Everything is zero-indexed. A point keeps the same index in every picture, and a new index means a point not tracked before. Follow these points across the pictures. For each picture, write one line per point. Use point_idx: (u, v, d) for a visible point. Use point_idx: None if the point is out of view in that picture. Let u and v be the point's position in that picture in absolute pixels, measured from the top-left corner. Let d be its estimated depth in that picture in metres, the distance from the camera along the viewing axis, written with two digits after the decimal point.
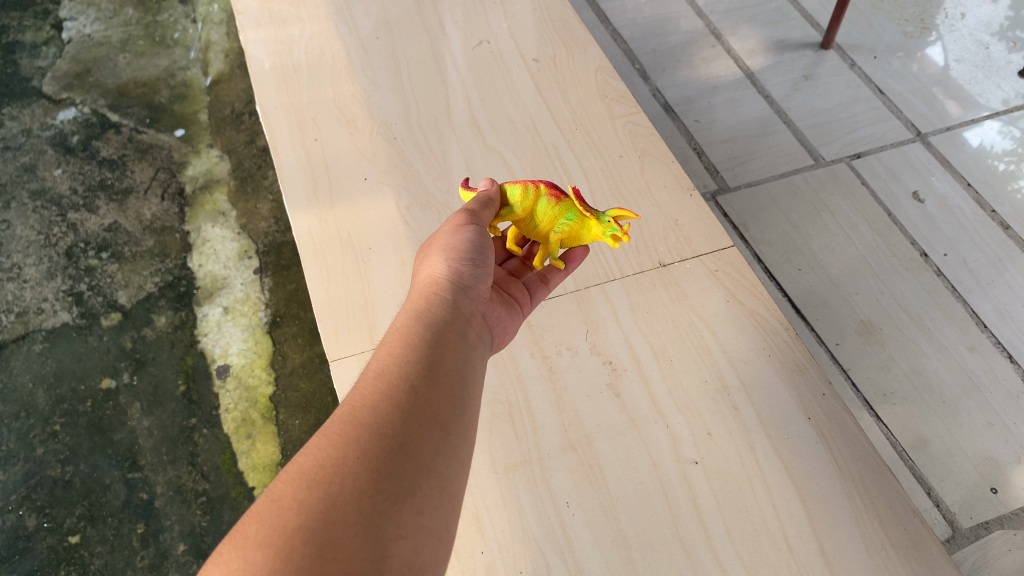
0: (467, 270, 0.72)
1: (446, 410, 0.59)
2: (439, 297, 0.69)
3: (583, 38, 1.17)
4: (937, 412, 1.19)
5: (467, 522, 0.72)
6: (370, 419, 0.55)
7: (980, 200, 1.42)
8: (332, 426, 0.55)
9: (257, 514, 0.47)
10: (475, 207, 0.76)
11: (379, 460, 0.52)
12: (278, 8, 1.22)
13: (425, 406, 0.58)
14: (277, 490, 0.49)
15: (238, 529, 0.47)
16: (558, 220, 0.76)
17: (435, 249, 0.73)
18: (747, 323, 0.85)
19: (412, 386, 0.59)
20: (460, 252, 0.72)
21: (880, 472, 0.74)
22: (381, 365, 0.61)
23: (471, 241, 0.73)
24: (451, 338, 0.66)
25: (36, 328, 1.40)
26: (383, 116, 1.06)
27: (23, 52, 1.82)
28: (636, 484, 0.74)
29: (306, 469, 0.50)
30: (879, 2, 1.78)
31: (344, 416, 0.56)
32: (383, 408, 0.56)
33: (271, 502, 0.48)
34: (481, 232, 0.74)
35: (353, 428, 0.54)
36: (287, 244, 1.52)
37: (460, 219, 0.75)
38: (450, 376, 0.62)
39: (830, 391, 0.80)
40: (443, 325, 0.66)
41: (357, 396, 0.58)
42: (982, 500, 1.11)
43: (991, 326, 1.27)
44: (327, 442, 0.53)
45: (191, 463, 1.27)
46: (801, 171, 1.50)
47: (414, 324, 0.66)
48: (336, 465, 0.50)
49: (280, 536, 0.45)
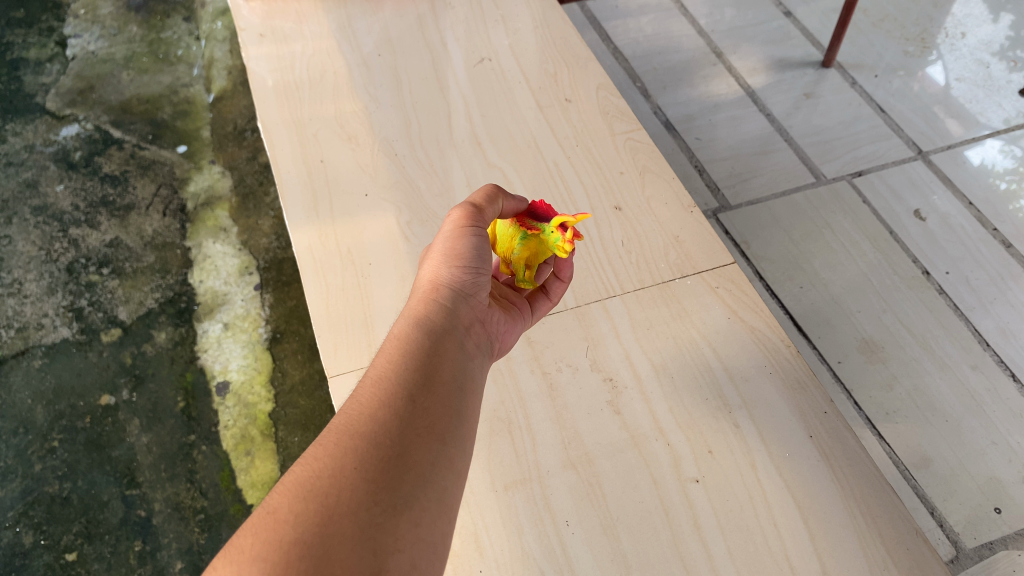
0: (467, 279, 0.71)
1: (444, 420, 0.58)
2: (438, 303, 0.68)
3: (584, 55, 1.17)
4: (940, 431, 1.18)
5: (465, 541, 0.71)
6: (367, 429, 0.54)
7: (982, 219, 1.42)
8: (328, 435, 0.54)
9: (252, 527, 0.47)
10: (479, 205, 0.73)
11: (376, 471, 0.52)
12: (280, 25, 1.23)
13: (422, 416, 0.57)
14: (273, 502, 0.49)
15: (234, 543, 0.47)
16: (513, 240, 0.80)
17: (436, 255, 0.71)
18: (748, 340, 0.85)
19: (409, 395, 0.58)
20: (462, 258, 0.71)
21: (882, 491, 0.74)
22: (379, 374, 0.60)
23: (473, 247, 0.71)
24: (449, 347, 0.65)
25: (36, 344, 1.39)
26: (384, 132, 1.06)
27: (27, 69, 1.83)
28: (636, 502, 0.73)
29: (302, 480, 0.50)
30: (880, 22, 1.79)
31: (340, 424, 0.55)
32: (380, 417, 0.56)
33: (267, 514, 0.48)
34: (481, 237, 0.72)
35: (349, 438, 0.53)
36: (288, 260, 1.51)
37: (460, 217, 0.72)
38: (448, 385, 0.61)
39: (832, 408, 0.79)
40: (441, 332, 0.66)
41: (353, 404, 0.57)
42: (986, 520, 1.10)
43: (994, 344, 1.27)
44: (323, 451, 0.52)
45: (190, 480, 1.26)
46: (802, 188, 1.50)
47: (412, 331, 0.65)
48: (332, 476, 0.50)
49: (276, 549, 0.45)
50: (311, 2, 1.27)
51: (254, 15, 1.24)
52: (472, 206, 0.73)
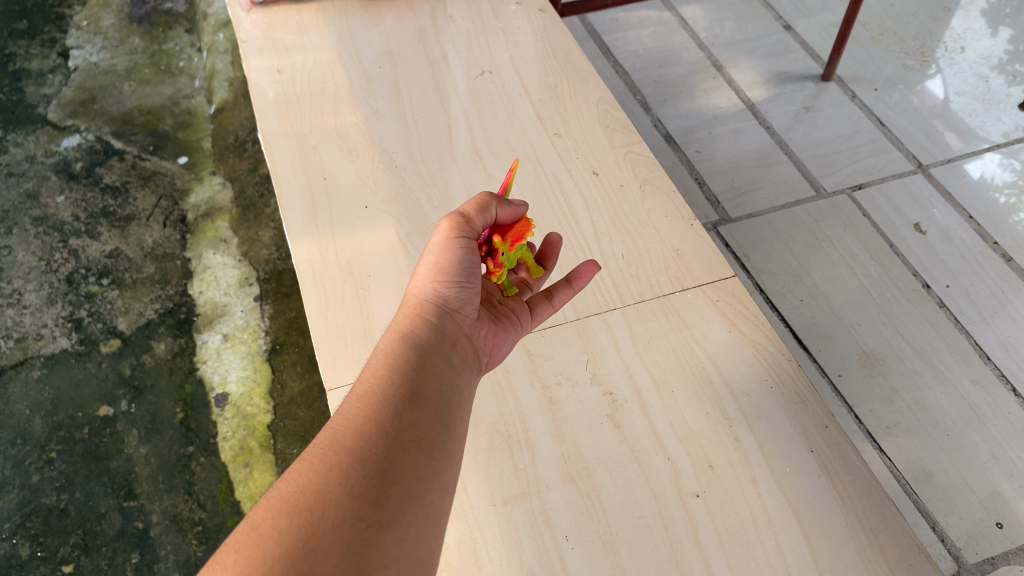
0: (452, 292, 0.70)
1: (431, 435, 0.58)
2: (425, 319, 0.68)
3: (584, 68, 1.17)
4: (941, 445, 1.18)
5: (464, 555, 0.70)
6: (353, 444, 0.54)
7: (982, 232, 1.42)
8: (314, 450, 0.54)
9: (236, 542, 0.47)
10: (469, 213, 0.73)
11: (362, 486, 0.52)
12: (282, 37, 1.23)
13: (409, 431, 0.57)
14: (258, 517, 0.49)
15: (218, 558, 0.47)
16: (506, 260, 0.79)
17: (423, 270, 0.71)
18: (749, 353, 0.84)
19: (395, 410, 0.58)
20: (451, 272, 0.70)
21: (884, 506, 0.73)
22: (365, 389, 0.60)
23: (463, 262, 0.70)
24: (436, 361, 0.64)
25: (35, 354, 1.39)
26: (384, 144, 1.06)
27: (29, 80, 1.84)
28: (635, 517, 0.73)
29: (287, 495, 0.50)
30: (879, 36, 1.79)
31: (325, 439, 0.55)
32: (366, 432, 0.55)
33: (250, 529, 0.48)
34: (471, 250, 0.72)
35: (335, 452, 0.53)
36: (288, 271, 1.51)
37: (449, 227, 0.71)
38: (435, 400, 0.61)
39: (833, 422, 0.79)
40: (428, 347, 0.65)
41: (339, 419, 0.57)
42: (987, 535, 1.10)
43: (995, 358, 1.26)
44: (308, 466, 0.52)
45: (188, 492, 1.25)
46: (802, 202, 1.50)
47: (399, 346, 0.64)
48: (317, 492, 0.50)
49: (259, 565, 0.45)
50: (312, 14, 1.27)
51: (256, 26, 1.25)
52: (461, 216, 0.72)
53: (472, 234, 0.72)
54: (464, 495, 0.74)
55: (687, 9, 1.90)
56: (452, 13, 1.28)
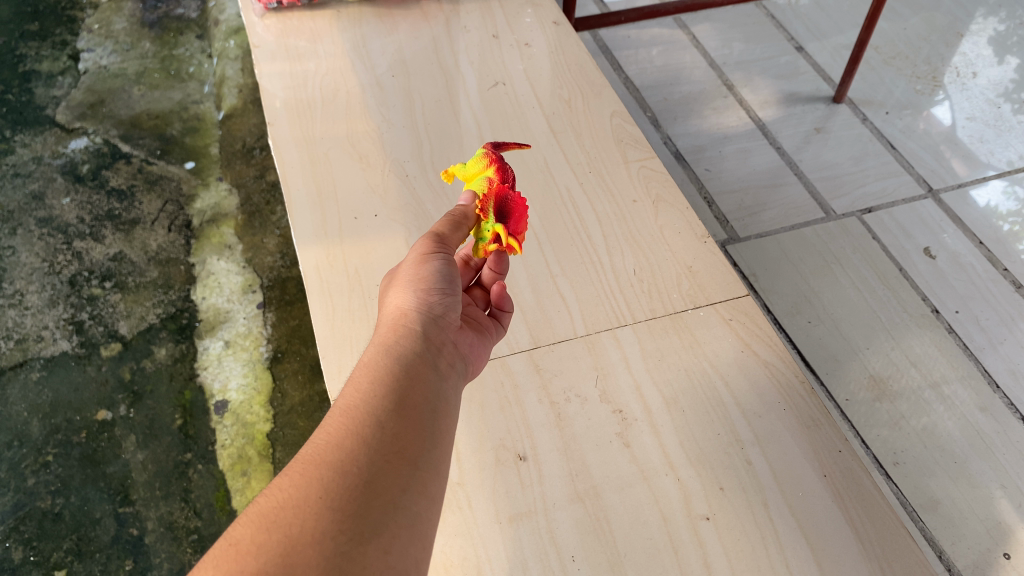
0: (436, 300, 0.68)
1: (415, 444, 0.56)
2: (409, 328, 0.65)
3: (597, 82, 1.17)
4: (948, 472, 1.16)
5: (467, 571, 0.69)
6: (334, 456, 0.52)
7: (992, 258, 1.41)
8: (296, 466, 0.52)
9: (213, 558, 0.45)
10: (445, 229, 0.74)
11: (344, 499, 0.49)
12: (295, 43, 1.23)
13: (392, 441, 0.55)
14: (236, 533, 0.47)
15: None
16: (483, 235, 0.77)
17: (404, 282, 0.69)
18: (760, 374, 0.83)
19: (379, 421, 0.56)
20: (430, 281, 0.69)
21: (898, 536, 0.71)
22: (349, 401, 0.58)
23: (440, 270, 0.69)
24: (423, 370, 0.62)
25: (35, 356, 1.38)
26: (395, 154, 1.05)
27: (38, 81, 1.84)
28: (644, 539, 0.71)
29: (266, 512, 0.48)
30: (891, 59, 1.79)
31: (308, 452, 0.53)
32: (348, 443, 0.53)
33: (229, 546, 0.46)
34: (450, 264, 0.71)
35: (316, 466, 0.51)
36: (293, 279, 1.50)
37: (426, 247, 0.71)
38: (420, 409, 0.59)
39: (847, 447, 0.78)
40: (412, 357, 0.63)
41: (321, 433, 0.55)
42: (994, 565, 1.08)
43: (1003, 386, 1.25)
44: (289, 480, 0.50)
45: (184, 500, 1.23)
46: (812, 223, 1.49)
47: (382, 358, 0.62)
48: (297, 505, 0.48)
49: None
50: (325, 21, 1.27)
51: (268, 32, 1.25)
52: (433, 237, 0.72)
53: (446, 250, 0.72)
54: (467, 512, 0.72)
55: (699, 28, 1.90)
56: (465, 23, 1.27)
